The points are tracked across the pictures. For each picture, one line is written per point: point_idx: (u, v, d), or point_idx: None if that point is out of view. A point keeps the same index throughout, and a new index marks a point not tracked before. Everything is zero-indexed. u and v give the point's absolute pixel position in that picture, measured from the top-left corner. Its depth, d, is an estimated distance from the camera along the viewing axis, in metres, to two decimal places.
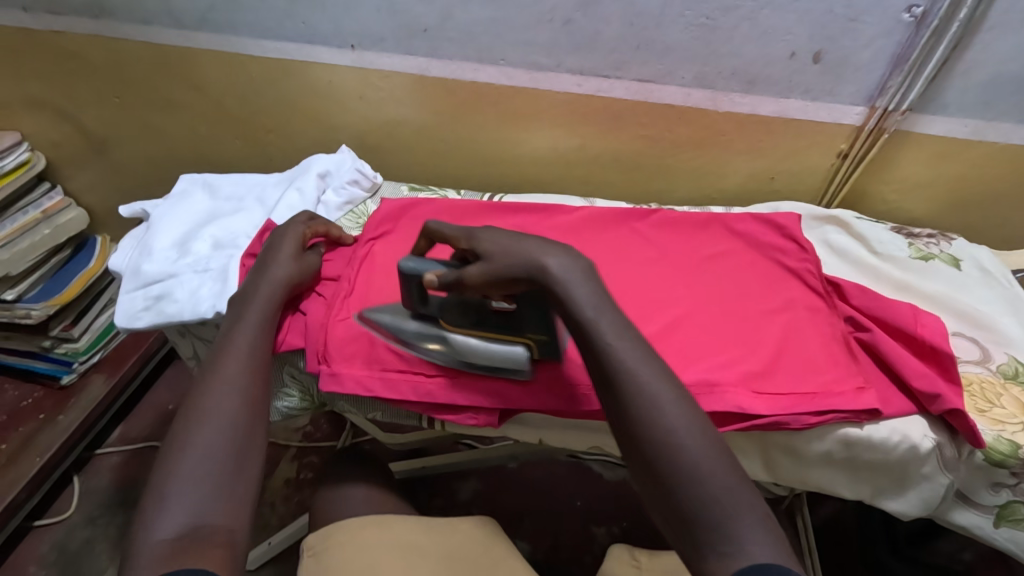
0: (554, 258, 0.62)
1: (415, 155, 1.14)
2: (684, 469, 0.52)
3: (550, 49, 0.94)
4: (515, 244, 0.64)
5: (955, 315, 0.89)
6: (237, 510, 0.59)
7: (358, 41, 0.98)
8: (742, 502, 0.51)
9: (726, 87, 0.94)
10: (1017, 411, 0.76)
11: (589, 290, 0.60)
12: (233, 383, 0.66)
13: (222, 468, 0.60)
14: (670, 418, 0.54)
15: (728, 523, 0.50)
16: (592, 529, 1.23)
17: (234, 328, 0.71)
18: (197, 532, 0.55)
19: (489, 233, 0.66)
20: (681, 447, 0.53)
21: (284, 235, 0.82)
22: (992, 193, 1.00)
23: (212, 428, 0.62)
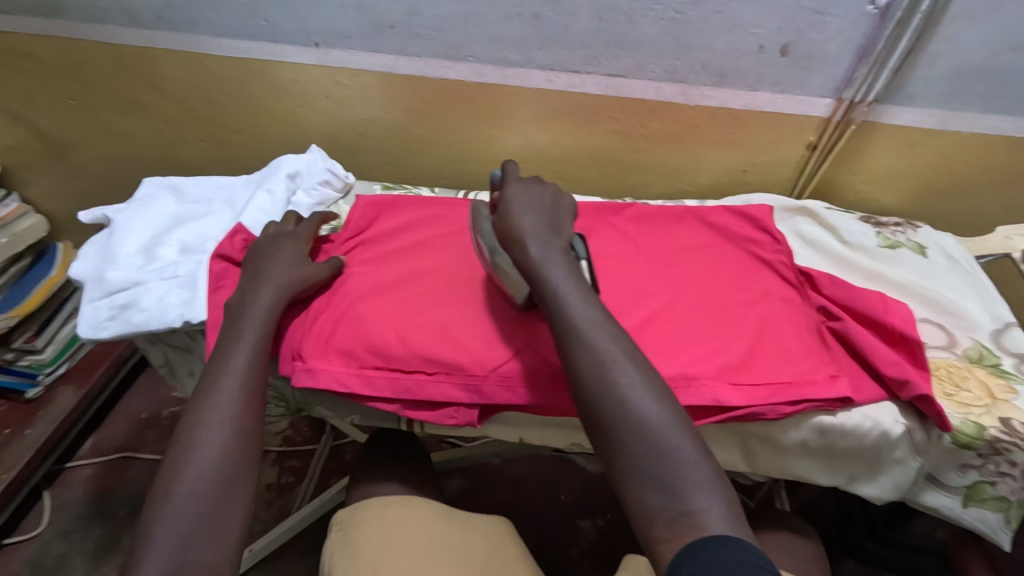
0: (536, 239, 0.67)
1: (387, 154, 1.12)
2: (630, 429, 0.55)
3: (522, 44, 0.93)
4: (518, 216, 0.69)
5: (921, 300, 0.91)
6: (223, 544, 0.58)
7: (323, 38, 0.96)
8: (688, 462, 0.53)
9: (698, 80, 0.94)
10: (984, 394, 0.79)
11: (563, 272, 0.64)
12: (228, 409, 0.65)
13: (209, 500, 0.60)
14: (619, 378, 0.57)
15: (672, 484, 0.53)
16: (578, 523, 1.23)
17: (232, 342, 0.70)
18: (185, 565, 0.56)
19: (516, 196, 0.71)
20: (629, 410, 0.56)
21: (284, 235, 0.82)
22: (956, 182, 1.03)
23: (198, 458, 0.62)
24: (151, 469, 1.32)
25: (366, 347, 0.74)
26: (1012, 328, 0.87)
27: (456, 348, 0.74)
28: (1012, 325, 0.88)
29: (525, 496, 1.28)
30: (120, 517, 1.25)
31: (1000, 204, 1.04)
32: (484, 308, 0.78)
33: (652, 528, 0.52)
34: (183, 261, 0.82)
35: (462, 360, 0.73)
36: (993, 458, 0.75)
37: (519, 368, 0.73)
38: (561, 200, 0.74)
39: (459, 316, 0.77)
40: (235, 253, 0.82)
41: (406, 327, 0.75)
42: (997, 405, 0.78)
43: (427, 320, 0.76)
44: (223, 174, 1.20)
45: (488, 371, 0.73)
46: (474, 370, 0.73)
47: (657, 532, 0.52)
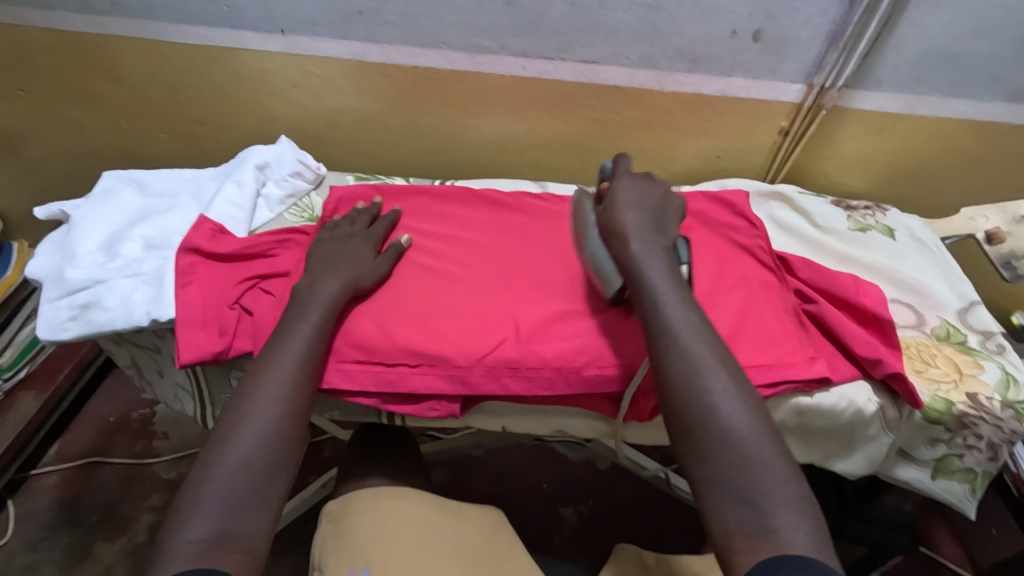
0: (639, 236, 0.69)
1: (359, 145, 1.10)
2: (715, 437, 0.56)
3: (497, 31, 0.91)
4: (619, 212, 0.71)
5: (892, 280, 0.93)
6: (263, 520, 0.58)
7: (289, 25, 0.92)
8: (774, 477, 0.54)
9: (671, 66, 0.94)
10: (953, 370, 0.81)
11: (661, 271, 0.66)
12: (284, 389, 0.64)
13: (256, 475, 0.59)
14: (711, 386, 0.58)
15: (755, 496, 0.53)
16: (560, 510, 1.24)
17: (294, 322, 0.69)
18: (223, 538, 0.55)
19: (623, 190, 0.73)
20: (716, 420, 0.57)
21: (356, 236, 0.80)
22: (920, 165, 1.05)
23: (251, 432, 0.61)
24: (122, 472, 1.28)
25: (345, 341, 0.73)
26: (979, 306, 0.90)
27: (436, 339, 0.73)
28: (977, 303, 0.90)
29: (508, 486, 1.28)
30: (91, 524, 1.21)
31: (965, 186, 1.07)
32: (469, 300, 0.77)
33: (731, 538, 0.53)
34: (148, 258, 0.78)
35: (444, 352, 0.72)
36: (960, 432, 0.78)
37: (503, 358, 0.72)
38: (671, 201, 0.76)
39: (441, 308, 0.76)
40: (203, 244, 0.77)
41: (390, 320, 0.74)
42: (964, 380, 0.80)
43: (408, 313, 0.75)
44: (187, 166, 1.16)
45: (472, 361, 0.72)
46: (460, 361, 0.72)
47: (733, 542, 0.53)
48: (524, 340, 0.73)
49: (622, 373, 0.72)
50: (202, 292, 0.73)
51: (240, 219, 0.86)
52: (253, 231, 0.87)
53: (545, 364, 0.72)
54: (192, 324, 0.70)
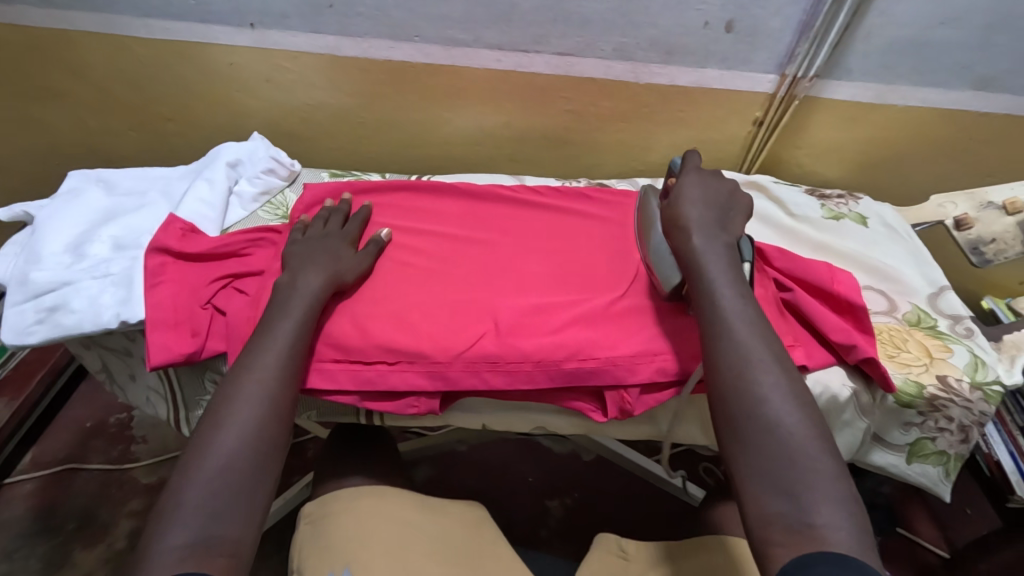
0: (703, 231, 0.68)
1: (334, 141, 1.08)
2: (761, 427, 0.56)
3: (471, 21, 0.90)
4: (683, 207, 0.71)
5: (864, 268, 0.94)
6: (245, 522, 0.56)
7: (258, 19, 0.90)
8: (822, 473, 0.53)
9: (646, 57, 0.94)
10: (923, 353, 0.83)
11: (723, 267, 0.66)
12: (264, 389, 0.63)
13: (240, 475, 0.58)
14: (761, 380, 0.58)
15: (797, 489, 0.52)
16: (546, 503, 1.25)
17: (276, 319, 0.68)
18: (204, 542, 0.53)
19: (689, 184, 0.73)
20: (769, 416, 0.56)
21: (331, 235, 0.78)
22: (891, 155, 1.07)
23: (233, 432, 0.60)
24: (100, 479, 1.26)
25: (325, 339, 0.72)
26: (948, 291, 0.92)
27: (413, 336, 0.72)
28: (947, 290, 0.92)
29: (494, 480, 1.28)
30: (67, 532, 1.19)
31: (936, 174, 1.09)
32: (449, 296, 0.77)
33: (768, 530, 0.52)
34: (117, 259, 0.76)
35: (422, 348, 0.72)
36: (931, 415, 0.79)
37: (482, 353, 0.72)
38: (738, 197, 0.74)
39: (419, 306, 0.75)
40: (173, 245, 0.74)
41: (367, 318, 0.73)
42: (934, 363, 0.82)
43: (388, 309, 0.75)
44: (159, 164, 1.13)
45: (452, 355, 0.72)
46: (438, 357, 0.71)
47: (771, 535, 0.51)
48: (504, 334, 0.73)
49: (602, 366, 0.72)
50: (173, 292, 0.70)
51: (212, 218, 0.84)
52: (226, 230, 0.84)
53: (525, 358, 0.72)
54: (161, 325, 0.67)
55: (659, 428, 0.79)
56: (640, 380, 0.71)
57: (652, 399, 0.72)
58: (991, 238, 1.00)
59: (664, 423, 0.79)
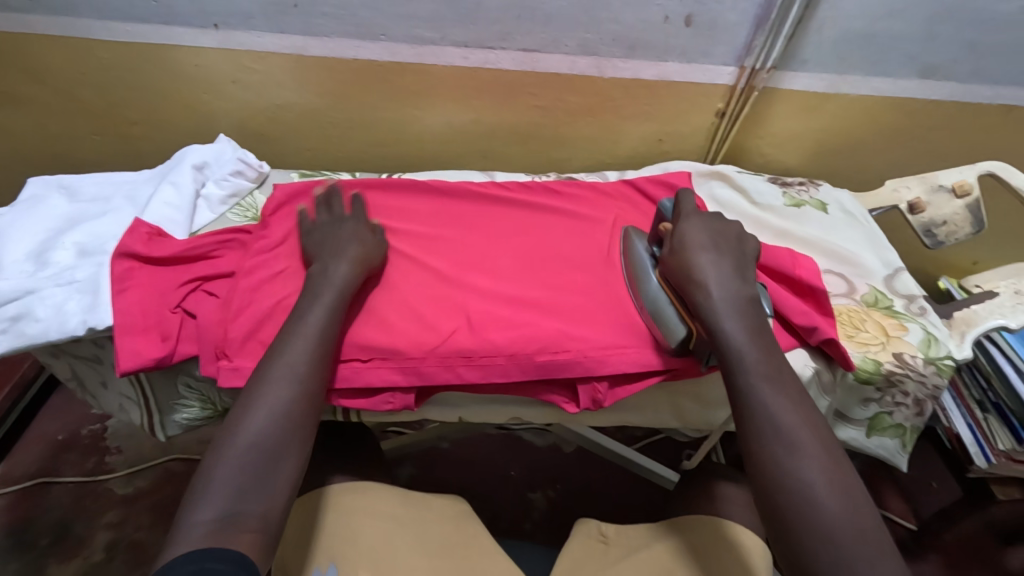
0: (720, 285, 0.66)
1: (301, 141, 1.05)
2: (786, 448, 0.57)
3: (437, 20, 0.88)
4: (690, 253, 0.68)
5: (825, 252, 0.95)
6: (270, 500, 0.57)
7: (222, 19, 0.87)
8: (855, 520, 0.53)
9: (609, 52, 0.93)
10: (880, 333, 0.85)
11: (740, 323, 0.63)
12: (294, 373, 0.64)
13: (264, 456, 0.59)
14: (772, 405, 0.59)
15: (835, 534, 0.52)
16: (529, 496, 1.25)
17: (307, 307, 0.68)
18: (229, 517, 0.55)
19: (691, 227, 0.70)
20: (793, 462, 0.56)
21: (347, 221, 0.78)
22: (847, 143, 1.08)
23: (262, 411, 0.61)
24: (74, 492, 1.20)
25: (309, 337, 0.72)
26: (903, 271, 0.95)
27: (388, 334, 0.73)
28: (903, 272, 0.95)
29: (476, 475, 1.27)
30: (41, 549, 1.13)
31: (894, 159, 1.10)
32: (430, 292, 0.78)
33: None
34: (80, 265, 0.72)
35: (395, 343, 0.73)
36: (888, 391, 0.84)
37: (457, 348, 0.73)
38: (744, 241, 0.72)
39: (395, 300, 0.76)
40: (139, 248, 0.72)
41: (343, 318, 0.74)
42: (891, 341, 0.84)
43: (366, 305, 0.76)
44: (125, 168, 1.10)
45: (430, 348, 0.73)
46: (411, 351, 0.73)
47: None
48: (477, 328, 0.74)
49: (573, 359, 0.73)
50: (142, 296, 0.69)
51: (180, 221, 0.81)
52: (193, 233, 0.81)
53: (498, 351, 0.73)
54: (131, 331, 0.66)
55: (637, 416, 0.81)
56: (612, 371, 0.72)
57: (623, 391, 0.74)
58: (943, 220, 1.00)
59: (639, 412, 0.81)
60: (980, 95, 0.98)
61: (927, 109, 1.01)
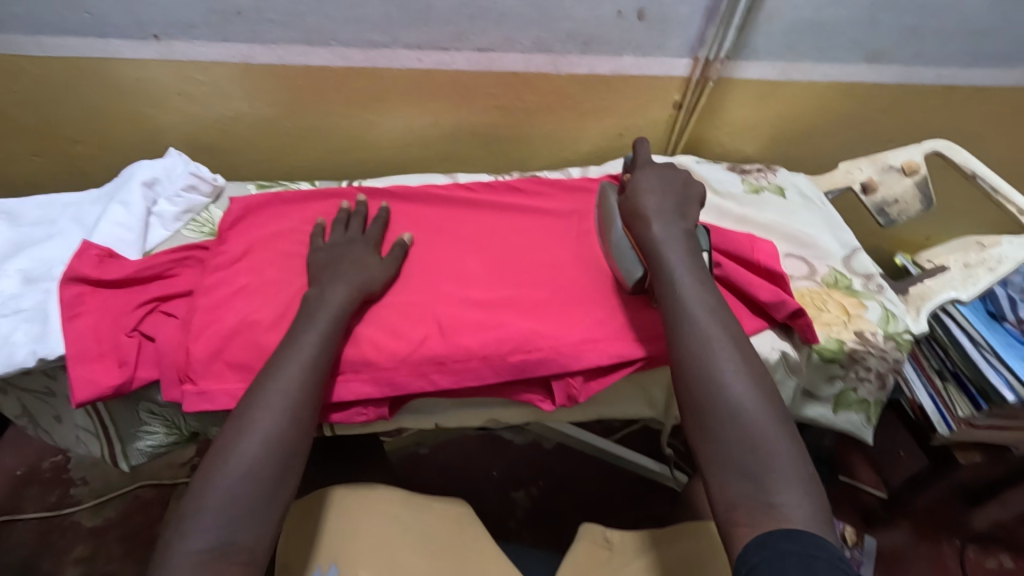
0: (664, 219, 0.50)
1: (221, 147, 0.75)
2: (700, 347, 0.43)
3: (390, 18, 0.63)
4: (647, 193, 0.52)
5: (785, 234, 0.65)
6: (272, 522, 0.41)
7: (162, 29, 0.63)
8: (769, 414, 0.41)
9: (563, 48, 0.67)
10: (840, 311, 0.58)
11: (677, 246, 0.48)
12: (288, 398, 0.44)
13: (250, 495, 0.41)
14: (693, 310, 0.45)
15: (744, 425, 0.40)
16: (508, 494, 0.93)
17: (293, 331, 0.48)
18: (225, 549, 0.39)
19: (646, 172, 0.54)
20: (709, 358, 0.43)
21: (355, 241, 0.57)
22: (914, 130, 0.78)
23: (256, 431, 0.42)
24: (35, 532, 0.84)
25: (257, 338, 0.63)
26: (862, 251, 0.64)
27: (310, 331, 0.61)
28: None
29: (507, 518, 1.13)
30: None
31: None
32: None
33: None
34: (22, 293, 0.53)
35: None
36: None
37: None
38: (691, 187, 0.54)
39: (365, 320, 0.53)
40: (89, 273, 0.54)
41: None
42: None
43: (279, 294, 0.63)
44: None
45: None
46: (382, 360, 0.51)
47: None
48: (450, 332, 0.52)
49: (545, 365, 0.51)
50: (88, 320, 0.51)
51: (131, 241, 0.59)
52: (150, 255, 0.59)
53: (469, 353, 0.51)
54: (80, 357, 0.49)
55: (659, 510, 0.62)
56: (590, 367, 0.51)
57: (599, 384, 0.52)
58: None
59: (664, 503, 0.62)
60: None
61: (977, 100, 0.75)
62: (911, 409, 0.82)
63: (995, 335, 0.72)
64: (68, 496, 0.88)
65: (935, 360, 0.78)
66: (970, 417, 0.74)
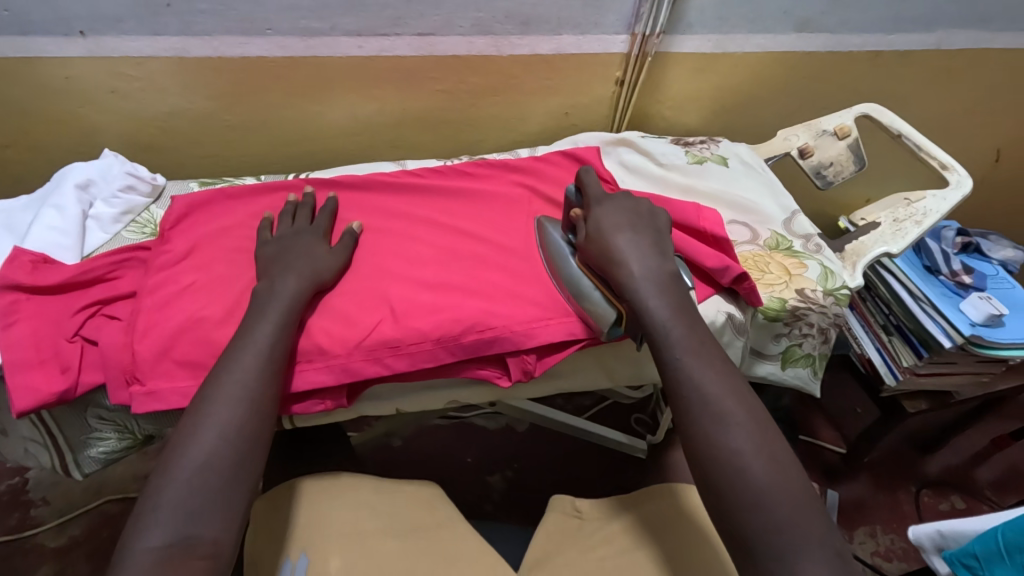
0: (641, 262, 0.50)
1: (161, 147, 0.73)
2: (713, 422, 0.41)
3: (325, 4, 0.63)
4: (616, 235, 0.51)
5: (727, 203, 0.67)
6: (233, 516, 0.40)
7: (88, 25, 0.61)
8: (794, 492, 0.38)
9: (503, 29, 0.68)
10: (781, 272, 0.60)
11: (665, 300, 0.48)
12: (247, 390, 0.44)
13: (210, 487, 0.40)
14: (697, 373, 0.44)
15: (767, 503, 0.38)
16: (483, 478, 0.94)
17: (245, 325, 0.48)
18: (183, 543, 0.37)
19: (607, 210, 0.54)
20: (715, 403, 0.42)
21: (302, 232, 0.56)
22: (846, 95, 0.81)
23: (214, 422, 0.42)
24: None
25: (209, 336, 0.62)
26: (800, 214, 0.67)
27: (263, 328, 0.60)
28: (957, 167, 0.65)
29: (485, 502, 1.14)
30: None
31: None
32: None
33: None
34: None
35: None
36: None
37: None
38: (657, 217, 0.55)
39: (317, 310, 0.52)
40: (22, 279, 0.52)
41: None
42: None
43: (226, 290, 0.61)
44: None
45: None
46: (335, 348, 0.51)
47: None
48: (403, 316, 0.52)
49: (499, 344, 0.52)
50: (27, 327, 0.50)
51: (69, 245, 0.57)
52: (89, 258, 0.58)
53: (423, 335, 0.51)
54: (19, 365, 0.47)
55: None
56: (544, 343, 0.52)
57: (554, 359, 0.53)
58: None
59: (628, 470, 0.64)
60: (983, 45, 0.78)
61: (901, 65, 0.78)
62: (862, 363, 0.86)
63: (931, 287, 0.76)
64: (29, 517, 0.85)
65: (880, 316, 0.82)
66: (913, 366, 0.78)
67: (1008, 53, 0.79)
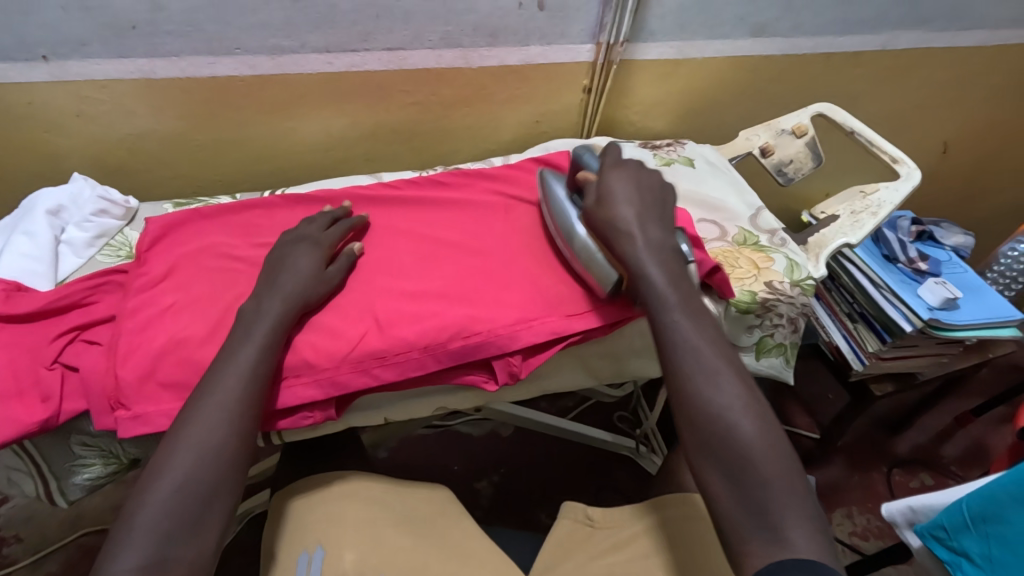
0: (645, 231, 0.50)
1: (129, 169, 0.72)
2: (706, 380, 0.41)
3: (293, 22, 0.63)
4: (623, 202, 0.51)
5: (697, 202, 0.70)
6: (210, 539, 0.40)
7: (51, 49, 0.60)
8: (778, 454, 0.39)
9: (472, 42, 0.69)
10: (750, 265, 0.63)
11: (665, 269, 0.48)
12: (226, 409, 0.44)
13: (187, 509, 0.40)
14: (692, 335, 0.44)
15: (755, 465, 0.38)
16: (471, 485, 0.94)
17: (227, 345, 0.48)
18: (159, 565, 0.38)
19: (617, 177, 0.53)
20: (709, 366, 0.42)
21: (296, 242, 0.56)
22: (801, 96, 0.85)
23: (193, 442, 0.42)
24: None
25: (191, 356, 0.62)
26: (765, 209, 0.69)
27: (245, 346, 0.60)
28: (907, 160, 0.68)
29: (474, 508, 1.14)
30: None
31: None
32: None
33: None
34: None
35: None
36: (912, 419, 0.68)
37: None
38: (666, 189, 0.54)
39: (302, 327, 0.53)
40: None
41: None
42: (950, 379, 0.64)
43: None
44: None
45: None
46: (322, 361, 0.51)
47: None
48: (388, 326, 0.53)
49: (484, 348, 0.53)
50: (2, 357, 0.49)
51: (43, 271, 0.56)
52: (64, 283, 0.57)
53: (410, 344, 0.52)
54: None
55: None
56: (528, 345, 0.54)
57: (538, 360, 0.55)
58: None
59: None
60: (925, 45, 0.82)
61: (850, 65, 0.83)
62: (830, 351, 0.89)
63: (890, 274, 0.80)
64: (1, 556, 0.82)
65: (845, 304, 0.86)
66: (877, 350, 0.82)
67: (947, 51, 0.84)
